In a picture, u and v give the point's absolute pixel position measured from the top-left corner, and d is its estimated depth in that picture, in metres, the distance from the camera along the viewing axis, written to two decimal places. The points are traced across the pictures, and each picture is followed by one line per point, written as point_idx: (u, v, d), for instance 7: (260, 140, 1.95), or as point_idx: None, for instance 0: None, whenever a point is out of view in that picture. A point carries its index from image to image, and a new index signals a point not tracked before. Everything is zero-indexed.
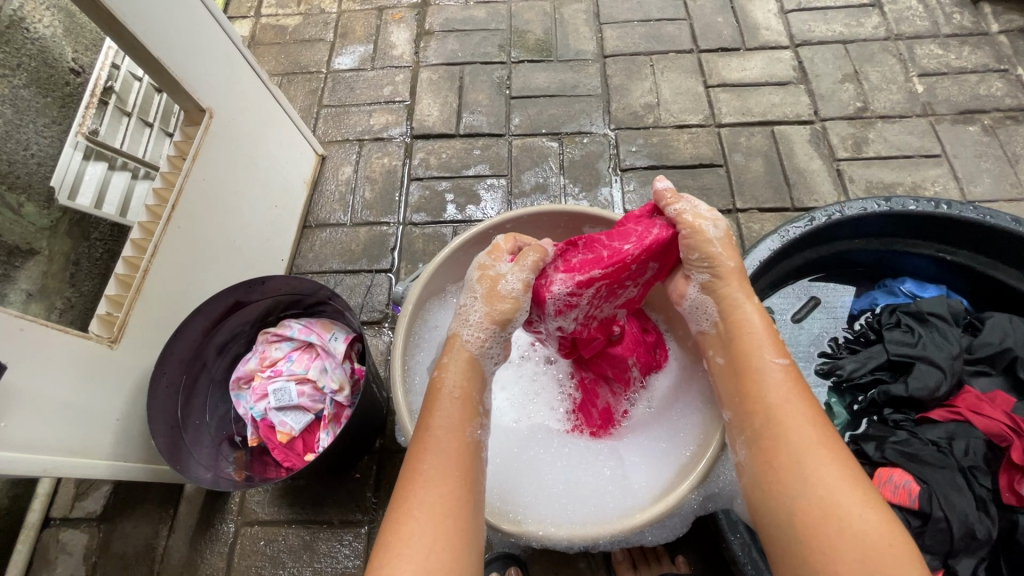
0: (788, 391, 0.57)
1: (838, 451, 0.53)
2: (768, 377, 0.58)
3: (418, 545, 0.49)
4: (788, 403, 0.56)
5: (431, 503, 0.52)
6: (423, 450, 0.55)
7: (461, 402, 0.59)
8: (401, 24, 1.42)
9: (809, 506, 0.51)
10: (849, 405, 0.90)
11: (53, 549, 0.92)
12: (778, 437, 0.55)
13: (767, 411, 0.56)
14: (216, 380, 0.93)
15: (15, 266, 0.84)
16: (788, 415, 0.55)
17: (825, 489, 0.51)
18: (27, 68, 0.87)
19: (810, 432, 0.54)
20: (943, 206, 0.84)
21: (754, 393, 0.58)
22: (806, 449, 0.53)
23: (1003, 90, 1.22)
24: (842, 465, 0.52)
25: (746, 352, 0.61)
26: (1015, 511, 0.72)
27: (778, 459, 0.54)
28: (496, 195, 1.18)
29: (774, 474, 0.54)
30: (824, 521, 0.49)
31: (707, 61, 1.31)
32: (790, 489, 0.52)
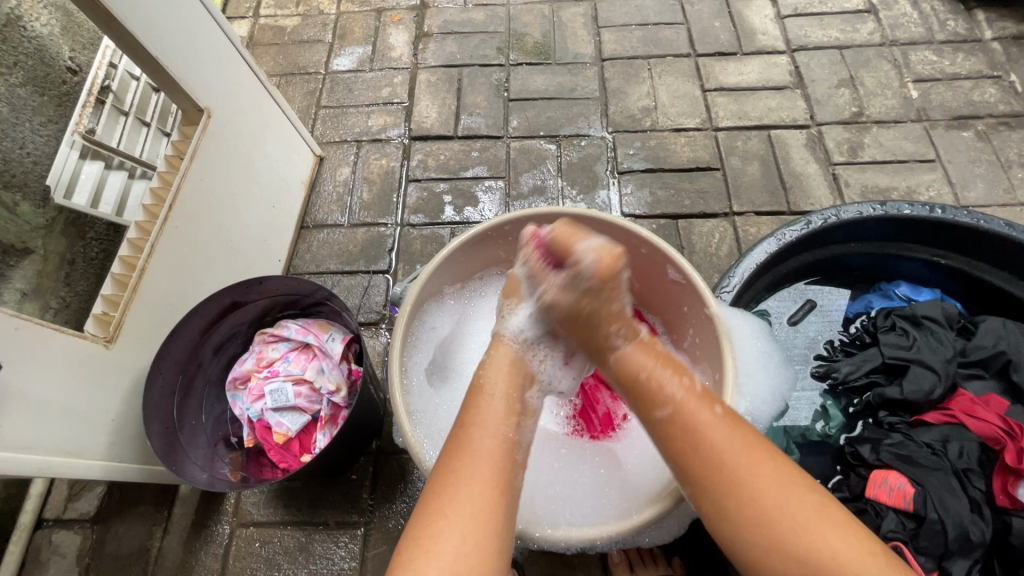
0: (699, 424, 0.56)
1: (767, 467, 0.54)
2: (675, 421, 0.57)
3: (446, 544, 0.50)
4: (704, 436, 0.56)
5: (467, 504, 0.52)
6: (461, 450, 0.56)
7: (500, 402, 0.61)
8: (400, 26, 1.42)
9: (750, 531, 0.52)
10: (844, 407, 0.90)
11: (46, 551, 0.92)
12: (704, 476, 0.55)
13: (684, 455, 0.56)
14: (212, 380, 0.93)
15: (10, 265, 0.83)
16: (707, 451, 0.55)
17: (762, 511, 0.52)
18: (23, 67, 0.87)
19: (733, 459, 0.54)
20: (937, 210, 0.85)
21: (669, 440, 0.58)
22: (733, 480, 0.53)
23: (997, 96, 1.23)
24: (774, 481, 0.53)
25: (640, 399, 0.61)
26: (1008, 513, 0.72)
27: (707, 497, 0.54)
28: (494, 196, 1.19)
29: (709, 512, 0.54)
30: (769, 542, 0.51)
31: (705, 65, 1.32)
32: (728, 522, 0.53)
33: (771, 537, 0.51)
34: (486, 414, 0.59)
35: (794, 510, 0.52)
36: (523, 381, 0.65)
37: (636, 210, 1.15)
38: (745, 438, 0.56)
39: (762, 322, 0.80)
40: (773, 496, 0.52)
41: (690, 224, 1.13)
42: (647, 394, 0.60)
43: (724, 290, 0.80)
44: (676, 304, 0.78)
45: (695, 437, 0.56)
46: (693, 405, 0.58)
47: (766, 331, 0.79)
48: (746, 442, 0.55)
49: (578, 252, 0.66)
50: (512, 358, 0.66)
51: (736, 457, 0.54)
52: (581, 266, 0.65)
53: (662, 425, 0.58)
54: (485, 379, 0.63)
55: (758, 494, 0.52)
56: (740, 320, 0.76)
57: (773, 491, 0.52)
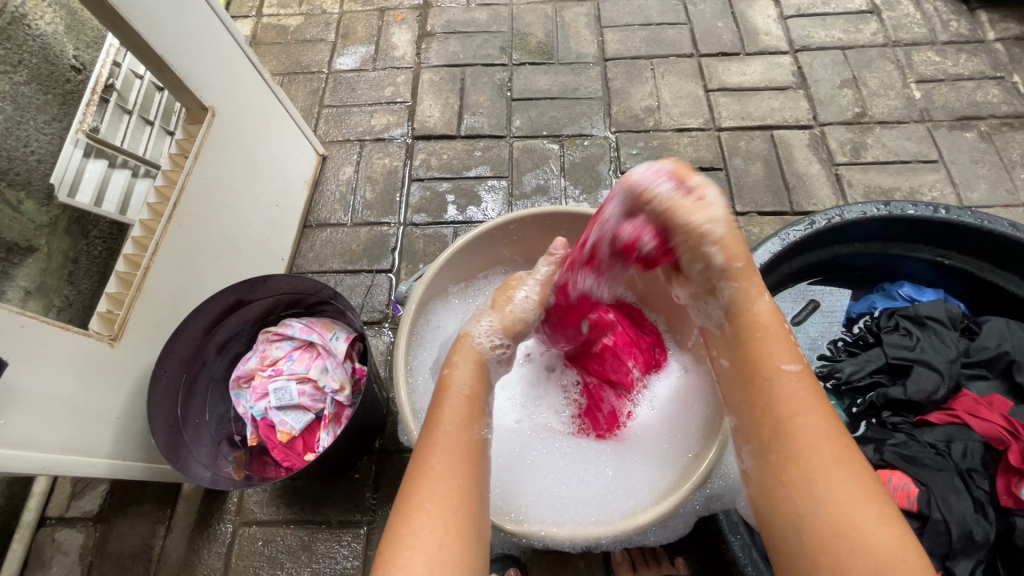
0: (802, 401, 0.54)
1: (849, 463, 0.51)
2: (780, 384, 0.55)
3: (424, 541, 0.49)
4: (798, 412, 0.54)
5: (441, 500, 0.52)
6: (432, 447, 0.55)
7: (469, 400, 0.60)
8: (403, 25, 1.42)
9: (811, 522, 0.49)
10: (848, 407, 0.90)
11: (49, 548, 0.92)
12: (792, 447, 0.53)
13: (779, 416, 0.54)
14: (216, 379, 0.93)
15: (14, 263, 0.83)
16: (801, 424, 0.53)
17: (830, 498, 0.49)
18: (28, 65, 0.87)
19: (819, 444, 0.52)
20: (941, 211, 0.85)
21: (764, 399, 0.56)
22: (812, 463, 0.51)
23: (1000, 97, 1.23)
24: (852, 477, 0.50)
25: (757, 360, 0.58)
26: (1012, 513, 0.72)
27: (784, 471, 0.52)
28: (496, 196, 1.19)
29: (777, 489, 0.52)
30: (827, 537, 0.48)
31: (708, 65, 1.32)
32: (793, 506, 0.51)
33: (831, 532, 0.48)
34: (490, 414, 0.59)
35: (861, 507, 0.49)
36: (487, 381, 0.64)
37: None
38: (835, 430, 0.53)
39: None
40: (844, 491, 0.49)
41: None
42: (769, 358, 0.57)
43: None
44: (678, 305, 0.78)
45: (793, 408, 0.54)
46: (803, 382, 0.55)
47: None
48: (836, 433, 0.53)
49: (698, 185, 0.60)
50: (476, 358, 0.64)
51: (826, 442, 0.52)
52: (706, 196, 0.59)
53: (772, 381, 0.56)
54: (453, 377, 0.61)
55: (832, 479, 0.50)
56: None
57: (846, 486, 0.50)
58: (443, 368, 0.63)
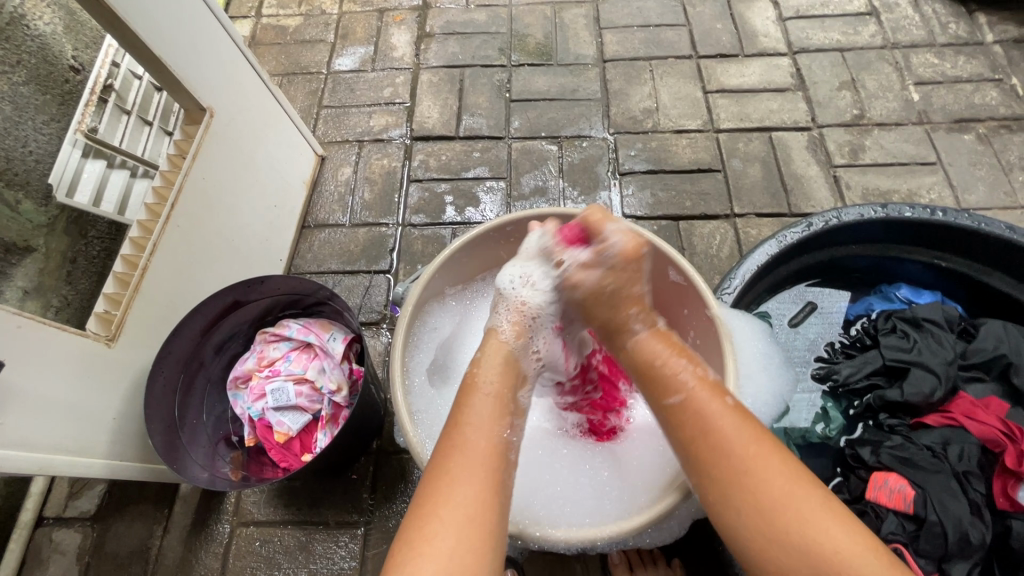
0: (709, 413, 0.57)
1: (774, 458, 0.54)
2: (683, 412, 0.59)
3: (440, 544, 0.50)
4: (713, 424, 0.57)
5: (459, 508, 0.52)
6: (452, 451, 0.56)
7: (492, 402, 0.60)
8: (402, 26, 1.42)
9: (755, 525, 0.52)
10: (843, 409, 0.91)
11: (46, 549, 0.92)
12: (714, 466, 0.55)
13: (693, 441, 0.57)
14: (213, 379, 0.93)
15: (12, 263, 0.83)
16: (715, 440, 0.56)
17: (766, 503, 0.52)
18: (26, 66, 0.86)
19: (740, 450, 0.55)
20: (938, 213, 0.85)
21: (679, 424, 0.59)
22: (738, 470, 0.54)
23: (998, 99, 1.23)
24: (780, 471, 0.53)
25: (652, 383, 0.63)
26: (1008, 516, 0.73)
27: (715, 487, 0.55)
28: (495, 197, 1.19)
29: (716, 505, 0.55)
30: (774, 536, 0.51)
31: (707, 67, 1.32)
32: (733, 515, 0.53)
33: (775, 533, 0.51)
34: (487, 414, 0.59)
35: (799, 505, 0.51)
36: (516, 379, 0.64)
37: (637, 212, 1.15)
38: (753, 430, 0.56)
39: (763, 323, 0.80)
40: (775, 487, 0.52)
41: (691, 226, 1.13)
42: (661, 379, 0.62)
43: (725, 291, 0.80)
44: (676, 307, 0.79)
45: (702, 428, 0.57)
46: (704, 397, 0.58)
47: (768, 333, 0.80)
48: (754, 432, 0.56)
49: (606, 232, 0.67)
50: (505, 356, 0.65)
51: (743, 447, 0.55)
52: (609, 246, 0.67)
53: (675, 412, 0.59)
54: (477, 375, 0.63)
55: (763, 486, 0.53)
56: (740, 323, 0.76)
57: (777, 481, 0.53)
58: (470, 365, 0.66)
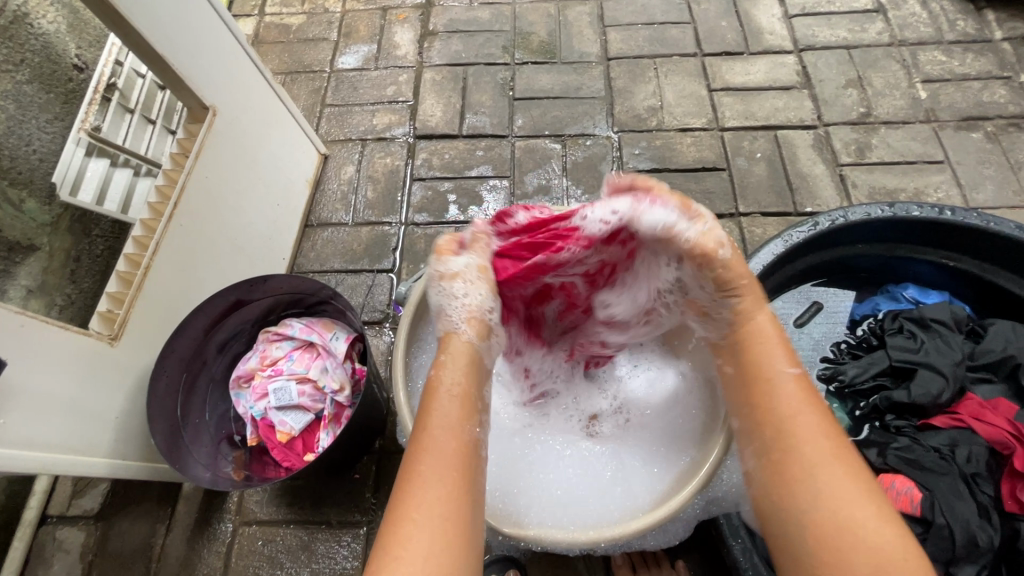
0: (801, 404, 0.57)
1: (845, 459, 0.54)
2: (777, 391, 0.58)
3: (413, 548, 0.49)
4: (799, 415, 0.57)
5: (428, 507, 0.52)
6: (420, 450, 0.55)
7: (457, 398, 0.59)
8: (405, 24, 1.42)
9: (812, 513, 0.52)
10: (851, 411, 0.89)
11: (49, 547, 0.92)
12: (791, 449, 0.55)
13: (778, 421, 0.57)
14: (216, 379, 0.92)
15: (15, 262, 0.84)
16: (795, 427, 0.56)
17: (833, 498, 0.52)
18: (30, 64, 0.87)
19: (816, 444, 0.55)
20: (946, 212, 0.84)
21: (768, 404, 0.58)
22: (813, 462, 0.54)
23: (1007, 97, 1.22)
24: (849, 473, 0.53)
25: (747, 364, 0.62)
26: (1017, 519, 0.72)
27: (790, 474, 0.54)
28: (498, 196, 1.18)
29: (781, 487, 0.55)
30: (827, 526, 0.51)
31: (712, 65, 1.31)
32: (797, 504, 0.53)
33: (830, 522, 0.51)
34: (457, 412, 0.58)
35: (863, 505, 0.51)
36: (479, 375, 0.63)
37: None
38: (831, 431, 0.56)
39: None
40: (845, 492, 0.52)
41: None
42: (754, 364, 0.61)
43: None
44: None
45: (788, 410, 0.57)
46: (796, 388, 0.58)
47: None
48: (834, 434, 0.56)
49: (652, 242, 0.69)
50: (468, 355, 0.63)
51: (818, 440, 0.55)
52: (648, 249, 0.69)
53: (765, 390, 0.59)
54: (441, 378, 0.60)
55: (833, 478, 0.53)
56: None
57: (841, 475, 0.53)
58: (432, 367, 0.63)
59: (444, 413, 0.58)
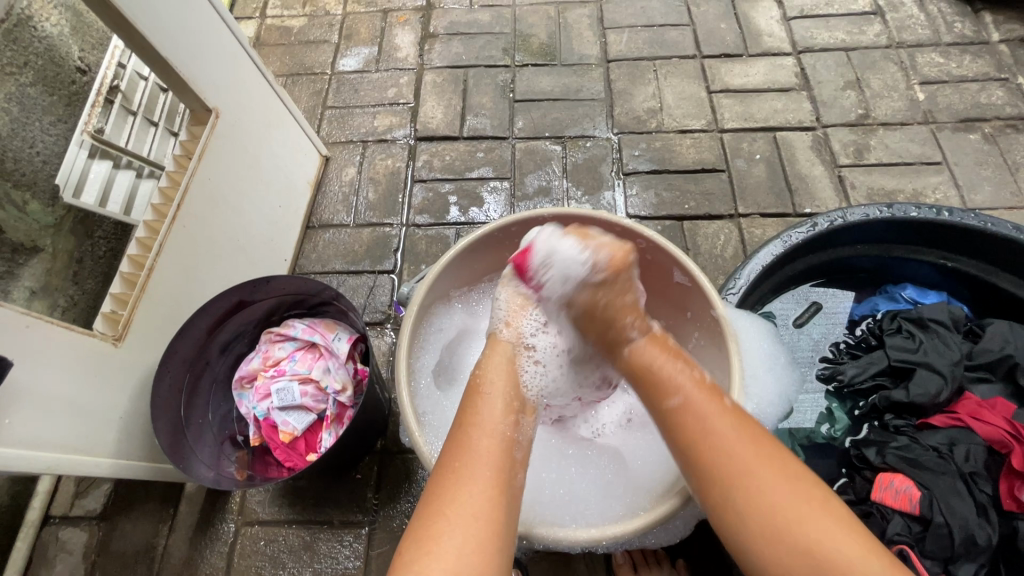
0: (708, 414, 0.57)
1: (771, 459, 0.54)
2: (683, 411, 0.58)
3: (448, 545, 0.50)
4: (709, 427, 0.56)
5: (465, 505, 0.52)
6: (461, 450, 0.56)
7: (498, 402, 0.61)
8: (406, 26, 1.42)
9: (746, 524, 0.53)
10: (849, 410, 0.91)
11: (53, 547, 0.92)
12: (710, 465, 0.55)
13: (690, 443, 0.57)
14: (219, 379, 0.93)
15: (19, 263, 0.84)
16: (712, 441, 0.56)
17: (766, 506, 0.52)
18: (34, 67, 0.87)
19: (735, 454, 0.55)
20: (944, 213, 0.84)
21: (679, 428, 0.58)
22: (738, 474, 0.54)
23: (1004, 98, 1.23)
24: (778, 472, 0.53)
25: (648, 388, 0.62)
26: (1015, 517, 0.72)
27: (718, 489, 0.54)
28: (499, 197, 1.19)
29: (713, 505, 0.55)
30: (762, 534, 0.52)
31: (711, 67, 1.32)
32: (730, 517, 0.53)
33: (770, 530, 0.52)
34: (496, 413, 0.60)
35: (797, 504, 0.52)
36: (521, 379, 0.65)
37: (641, 212, 1.15)
38: (750, 432, 0.56)
39: (768, 323, 0.80)
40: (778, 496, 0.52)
41: (695, 225, 1.13)
42: (654, 387, 0.61)
43: (730, 291, 0.80)
44: (682, 308, 0.79)
45: (698, 428, 0.57)
46: (699, 400, 0.58)
47: (773, 333, 0.79)
48: (754, 436, 0.56)
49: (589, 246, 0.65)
50: (507, 360, 0.66)
51: (739, 449, 0.55)
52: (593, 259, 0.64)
53: (673, 415, 0.59)
54: (483, 379, 0.63)
55: (759, 485, 0.53)
56: (743, 322, 0.76)
57: (768, 481, 0.53)
58: (476, 368, 0.66)
59: (484, 415, 0.60)
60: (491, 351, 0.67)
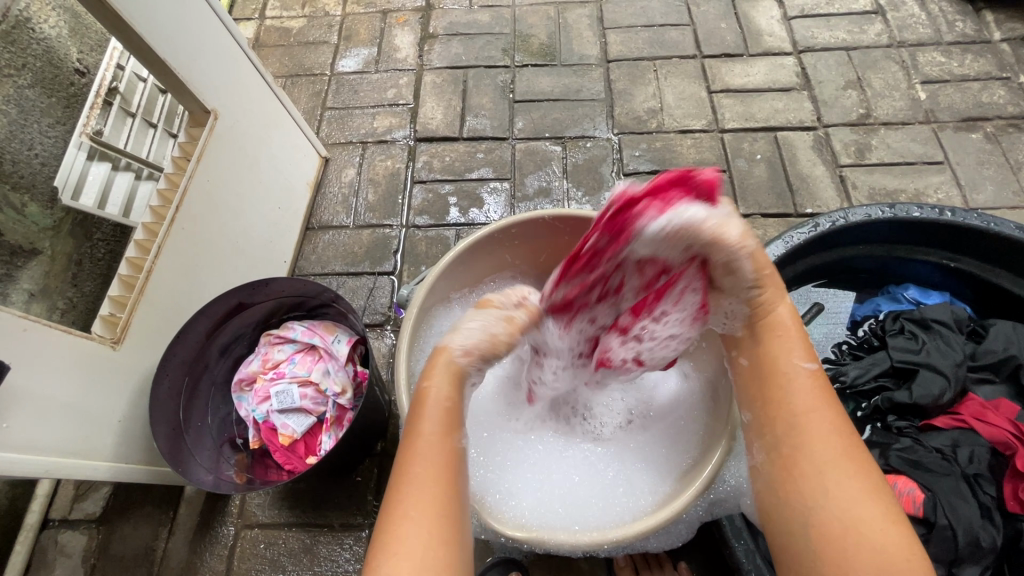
0: (815, 403, 0.56)
1: (862, 468, 0.53)
2: (791, 387, 0.58)
3: (412, 547, 0.49)
4: (811, 414, 0.56)
5: (422, 506, 0.51)
6: (410, 459, 0.54)
7: (445, 413, 0.57)
8: (405, 27, 1.42)
9: (818, 522, 0.52)
10: (853, 411, 0.88)
11: (51, 551, 0.92)
12: (802, 449, 0.55)
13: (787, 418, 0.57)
14: (218, 382, 0.93)
15: (18, 266, 0.84)
16: (810, 427, 0.55)
17: (843, 503, 0.51)
18: (31, 69, 0.85)
19: (829, 445, 0.54)
20: (946, 213, 0.84)
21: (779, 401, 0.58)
22: (826, 463, 0.53)
23: (1006, 98, 1.22)
24: (862, 479, 0.52)
25: (764, 370, 0.60)
26: (1019, 519, 0.72)
27: (805, 479, 0.54)
28: (499, 198, 1.18)
29: (787, 485, 0.55)
30: (835, 540, 0.50)
31: (711, 67, 1.31)
32: (802, 503, 0.53)
33: (838, 527, 0.51)
34: (440, 417, 0.56)
35: (874, 513, 0.51)
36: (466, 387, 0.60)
37: None
38: (846, 437, 0.55)
39: None
40: (854, 497, 0.51)
41: None
42: (776, 372, 0.59)
43: None
44: None
45: (801, 408, 0.57)
46: (812, 388, 0.58)
47: None
48: (852, 452, 0.54)
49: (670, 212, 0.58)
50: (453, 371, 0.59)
51: (833, 445, 0.54)
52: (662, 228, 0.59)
53: (780, 385, 0.58)
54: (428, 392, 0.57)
55: (842, 483, 0.52)
56: None
57: (851, 487, 0.52)
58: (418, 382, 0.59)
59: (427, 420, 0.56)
60: None
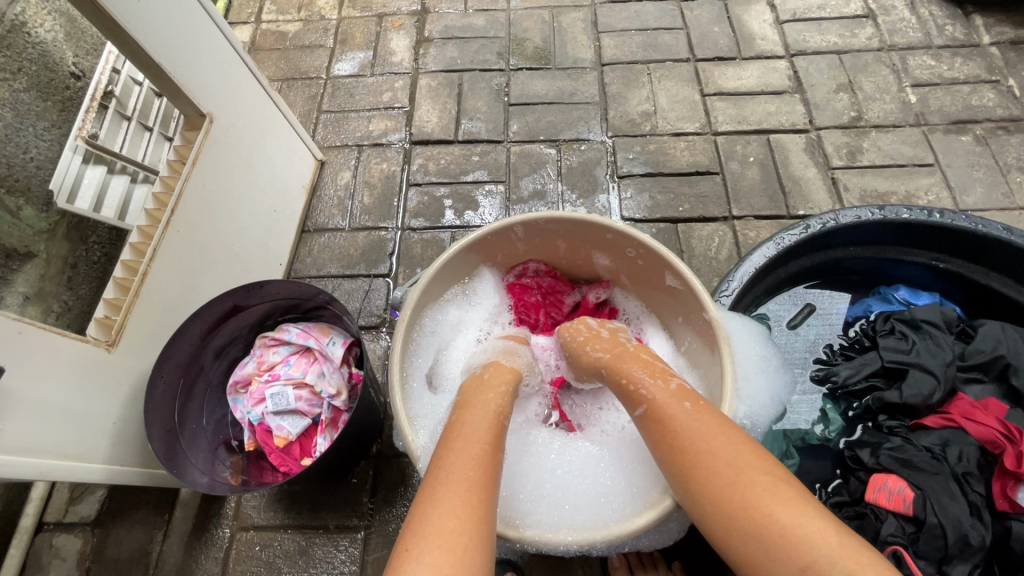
0: (670, 412, 0.59)
1: (730, 443, 0.54)
2: (651, 412, 0.60)
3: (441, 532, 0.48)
4: (672, 421, 0.58)
5: (457, 498, 0.51)
6: (453, 453, 0.56)
7: (487, 409, 0.62)
8: (401, 31, 1.43)
9: (717, 520, 0.51)
10: (843, 411, 0.91)
11: (46, 554, 0.92)
12: (677, 454, 0.56)
13: (660, 439, 0.58)
14: (213, 384, 0.93)
15: (13, 269, 0.85)
16: (675, 431, 0.57)
17: (722, 487, 0.51)
18: (28, 73, 0.87)
19: (695, 439, 0.55)
20: (936, 215, 0.85)
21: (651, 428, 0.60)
22: (695, 458, 0.54)
23: (995, 101, 1.23)
24: (733, 454, 0.53)
25: (625, 397, 0.65)
26: (1008, 517, 0.73)
27: (681, 475, 0.55)
28: (494, 200, 1.19)
29: (685, 493, 0.55)
30: (734, 528, 0.50)
31: (704, 70, 1.32)
32: (696, 501, 0.53)
33: (728, 512, 0.50)
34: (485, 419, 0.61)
35: (750, 486, 0.50)
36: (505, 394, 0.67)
37: (636, 214, 1.15)
38: (709, 421, 0.56)
39: (762, 326, 0.80)
40: (729, 476, 0.51)
41: (690, 228, 1.13)
42: (630, 395, 0.64)
43: (723, 294, 0.81)
44: (672, 310, 0.80)
45: (665, 422, 0.58)
46: (661, 400, 0.60)
47: (765, 334, 0.79)
48: (709, 423, 0.56)
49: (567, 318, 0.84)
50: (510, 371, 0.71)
51: (698, 437, 0.55)
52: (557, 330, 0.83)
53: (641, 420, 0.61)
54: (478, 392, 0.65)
55: (715, 468, 0.52)
56: (737, 326, 0.77)
57: (725, 468, 0.52)
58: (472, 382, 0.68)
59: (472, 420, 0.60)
60: (496, 369, 0.70)
